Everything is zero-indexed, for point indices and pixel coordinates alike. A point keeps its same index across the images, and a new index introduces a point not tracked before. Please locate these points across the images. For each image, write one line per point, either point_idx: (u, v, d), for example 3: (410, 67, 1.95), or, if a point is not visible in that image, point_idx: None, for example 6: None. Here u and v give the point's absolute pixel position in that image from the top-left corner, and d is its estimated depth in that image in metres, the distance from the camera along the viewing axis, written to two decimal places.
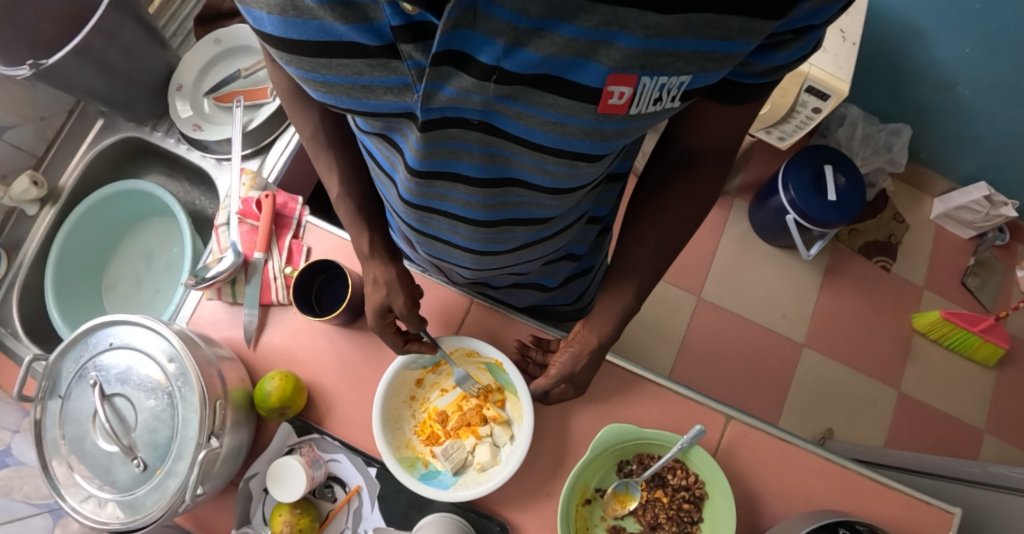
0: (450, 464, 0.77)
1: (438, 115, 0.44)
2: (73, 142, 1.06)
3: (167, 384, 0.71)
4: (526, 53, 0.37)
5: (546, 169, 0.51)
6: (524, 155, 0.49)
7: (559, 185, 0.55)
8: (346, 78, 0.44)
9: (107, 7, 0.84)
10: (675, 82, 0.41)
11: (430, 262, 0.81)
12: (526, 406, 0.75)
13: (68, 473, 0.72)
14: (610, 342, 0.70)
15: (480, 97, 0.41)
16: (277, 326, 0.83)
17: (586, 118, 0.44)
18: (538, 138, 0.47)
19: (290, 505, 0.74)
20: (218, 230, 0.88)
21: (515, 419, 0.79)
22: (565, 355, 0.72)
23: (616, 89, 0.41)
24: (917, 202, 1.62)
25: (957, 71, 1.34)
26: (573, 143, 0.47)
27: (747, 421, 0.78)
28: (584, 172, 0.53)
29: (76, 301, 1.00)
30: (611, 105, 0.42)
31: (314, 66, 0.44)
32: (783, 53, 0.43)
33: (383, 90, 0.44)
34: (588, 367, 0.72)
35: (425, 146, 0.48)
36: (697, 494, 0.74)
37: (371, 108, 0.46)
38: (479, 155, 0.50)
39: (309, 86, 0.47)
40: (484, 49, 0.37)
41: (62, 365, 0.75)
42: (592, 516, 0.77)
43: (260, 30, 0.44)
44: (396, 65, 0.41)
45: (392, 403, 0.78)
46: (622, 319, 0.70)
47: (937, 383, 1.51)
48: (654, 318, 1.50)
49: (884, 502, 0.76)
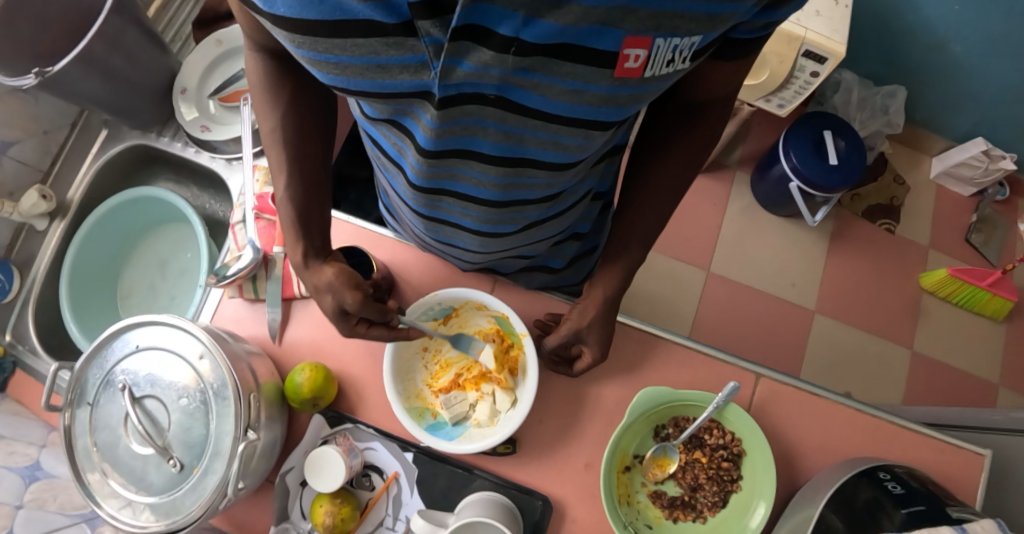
0: (452, 415, 0.78)
1: (455, 91, 0.44)
2: (78, 154, 1.05)
3: (197, 382, 0.71)
4: (545, 24, 0.38)
5: (560, 142, 0.52)
6: (539, 129, 0.49)
7: (570, 159, 0.55)
8: (361, 58, 0.43)
9: (108, 14, 0.83)
10: (686, 43, 0.42)
11: (437, 249, 0.82)
12: (532, 364, 0.75)
13: (102, 481, 0.72)
14: (617, 296, 0.71)
15: (498, 70, 0.41)
16: (302, 320, 0.82)
17: (604, 84, 0.44)
18: (555, 109, 0.47)
19: (330, 495, 0.74)
20: (235, 228, 0.87)
21: (519, 381, 0.78)
22: (573, 313, 0.73)
23: (632, 52, 0.41)
24: (916, 163, 1.64)
25: (944, 30, 1.35)
26: (589, 111, 0.47)
27: (776, 377, 0.79)
28: (597, 141, 0.53)
29: (92, 312, 0.99)
30: (627, 68, 0.42)
31: (328, 47, 0.43)
32: (782, 9, 0.44)
33: (398, 69, 0.43)
34: (597, 322, 0.71)
35: (440, 124, 0.48)
36: (735, 452, 0.74)
37: (385, 88, 0.45)
38: (494, 132, 0.50)
39: (318, 69, 0.46)
40: (503, 22, 0.37)
41: (88, 371, 0.74)
42: (633, 482, 0.77)
43: (270, 12, 0.42)
44: (412, 43, 0.41)
45: (403, 354, 0.79)
46: (629, 272, 0.70)
47: (949, 339, 1.52)
48: (666, 296, 1.50)
49: (917, 447, 0.77)
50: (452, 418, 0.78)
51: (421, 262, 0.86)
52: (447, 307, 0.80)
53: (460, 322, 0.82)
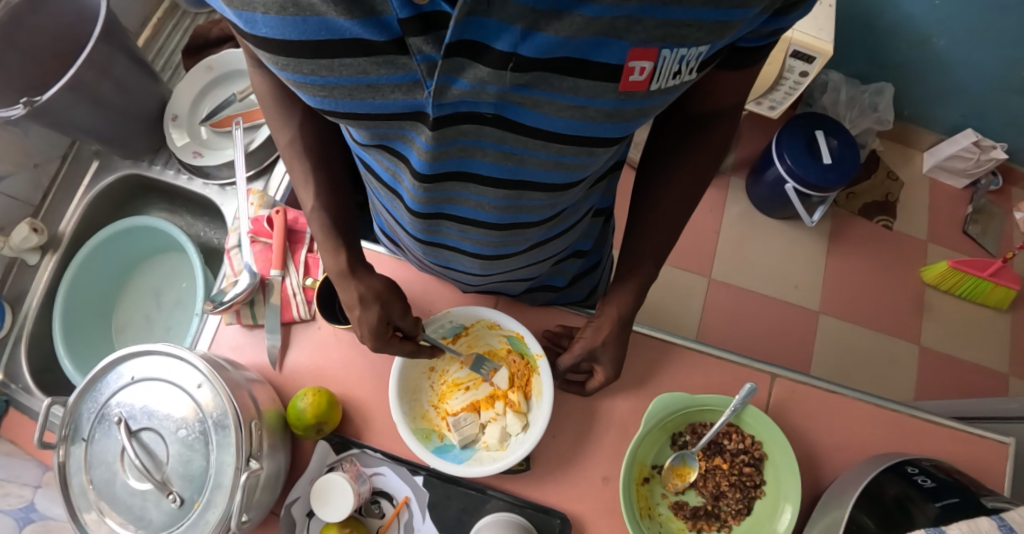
0: (461, 437, 0.75)
1: (450, 110, 0.42)
2: (69, 186, 1.04)
3: (196, 413, 0.68)
4: (544, 37, 0.36)
5: (562, 161, 0.50)
6: (540, 148, 0.48)
7: (571, 177, 0.54)
8: (350, 79, 0.42)
9: (97, 41, 0.82)
10: (693, 53, 0.41)
11: (439, 271, 0.79)
12: (547, 386, 0.72)
13: (100, 520, 0.68)
14: (631, 315, 0.69)
15: (496, 88, 0.40)
16: (302, 344, 0.80)
17: (608, 99, 0.42)
18: (557, 126, 0.45)
19: (338, 525, 0.71)
20: (230, 254, 0.85)
21: (533, 406, 0.76)
22: (587, 330, 0.71)
23: (637, 64, 0.40)
24: (908, 158, 1.65)
25: (926, 26, 1.37)
26: (593, 127, 0.46)
27: (793, 377, 0.77)
28: (601, 158, 0.52)
29: (84, 346, 0.97)
30: (632, 82, 0.41)
31: (314, 68, 0.42)
32: (791, 16, 0.42)
33: (390, 88, 0.42)
34: (611, 343, 0.70)
35: (435, 146, 0.46)
36: (756, 456, 0.72)
37: (376, 109, 0.44)
38: (492, 152, 0.48)
39: (304, 91, 0.45)
40: (500, 36, 0.36)
41: (82, 406, 0.71)
42: (653, 494, 0.74)
43: (253, 34, 0.41)
44: (404, 61, 0.39)
45: (410, 374, 0.76)
46: (642, 290, 0.69)
47: (955, 332, 1.51)
48: (669, 303, 1.49)
49: (940, 439, 0.75)
50: (461, 441, 0.75)
51: (422, 278, 0.84)
52: (458, 326, 0.78)
53: (470, 341, 0.80)
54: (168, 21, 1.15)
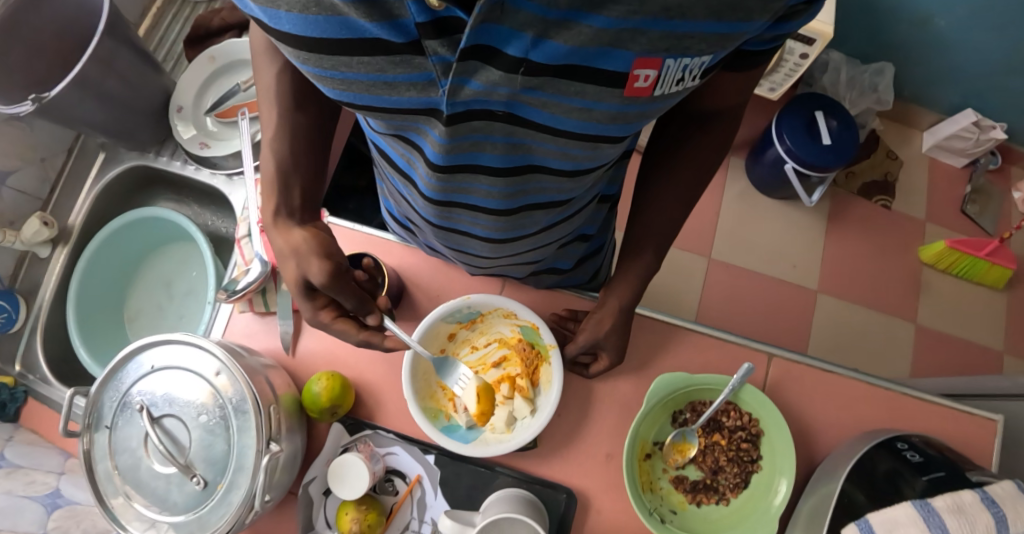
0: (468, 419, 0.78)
1: (462, 108, 0.44)
2: (75, 180, 1.06)
3: (216, 398, 0.71)
4: (554, 45, 0.38)
5: (569, 154, 0.52)
6: (548, 142, 0.50)
7: (578, 168, 0.55)
8: (367, 75, 0.43)
9: (101, 35, 0.83)
10: (697, 63, 0.42)
11: (450, 255, 0.81)
12: (558, 377, 0.76)
13: (126, 504, 0.72)
14: (633, 305, 0.71)
15: (507, 89, 0.41)
16: (314, 330, 0.83)
17: (613, 103, 0.44)
18: (564, 125, 0.47)
19: (355, 502, 0.74)
20: (241, 243, 0.88)
21: (541, 392, 0.78)
22: (589, 323, 0.73)
23: (642, 72, 0.41)
24: (907, 137, 1.66)
25: (927, 6, 1.37)
26: (599, 128, 0.47)
27: (789, 356, 0.80)
28: (606, 152, 0.53)
29: (100, 336, 0.99)
30: (637, 88, 0.43)
31: (333, 64, 0.43)
32: (794, 23, 0.43)
33: (406, 86, 0.43)
34: (613, 332, 0.72)
35: (448, 140, 0.48)
36: (754, 433, 0.75)
37: (392, 104, 0.46)
38: (502, 145, 0.50)
39: (324, 84, 0.47)
40: (512, 42, 0.37)
41: (104, 396, 0.74)
42: (654, 469, 0.77)
43: (276, 29, 0.43)
44: (419, 61, 0.41)
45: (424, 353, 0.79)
46: (643, 282, 0.71)
47: (952, 311, 1.54)
48: (670, 286, 1.51)
49: (931, 416, 0.78)
50: (468, 422, 0.78)
51: (429, 264, 0.86)
52: (474, 311, 0.81)
53: (484, 328, 0.82)
54: (167, 10, 1.16)
